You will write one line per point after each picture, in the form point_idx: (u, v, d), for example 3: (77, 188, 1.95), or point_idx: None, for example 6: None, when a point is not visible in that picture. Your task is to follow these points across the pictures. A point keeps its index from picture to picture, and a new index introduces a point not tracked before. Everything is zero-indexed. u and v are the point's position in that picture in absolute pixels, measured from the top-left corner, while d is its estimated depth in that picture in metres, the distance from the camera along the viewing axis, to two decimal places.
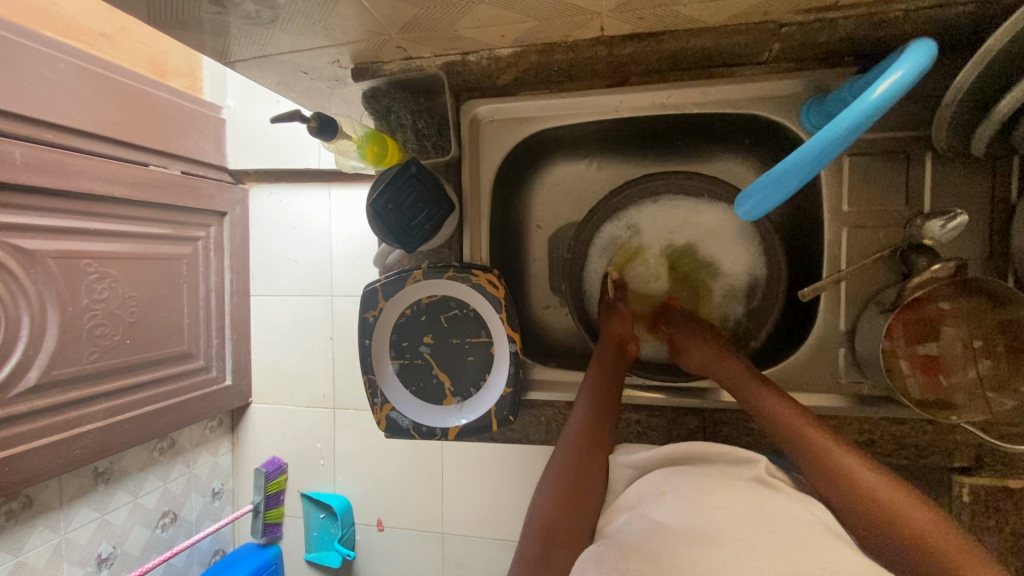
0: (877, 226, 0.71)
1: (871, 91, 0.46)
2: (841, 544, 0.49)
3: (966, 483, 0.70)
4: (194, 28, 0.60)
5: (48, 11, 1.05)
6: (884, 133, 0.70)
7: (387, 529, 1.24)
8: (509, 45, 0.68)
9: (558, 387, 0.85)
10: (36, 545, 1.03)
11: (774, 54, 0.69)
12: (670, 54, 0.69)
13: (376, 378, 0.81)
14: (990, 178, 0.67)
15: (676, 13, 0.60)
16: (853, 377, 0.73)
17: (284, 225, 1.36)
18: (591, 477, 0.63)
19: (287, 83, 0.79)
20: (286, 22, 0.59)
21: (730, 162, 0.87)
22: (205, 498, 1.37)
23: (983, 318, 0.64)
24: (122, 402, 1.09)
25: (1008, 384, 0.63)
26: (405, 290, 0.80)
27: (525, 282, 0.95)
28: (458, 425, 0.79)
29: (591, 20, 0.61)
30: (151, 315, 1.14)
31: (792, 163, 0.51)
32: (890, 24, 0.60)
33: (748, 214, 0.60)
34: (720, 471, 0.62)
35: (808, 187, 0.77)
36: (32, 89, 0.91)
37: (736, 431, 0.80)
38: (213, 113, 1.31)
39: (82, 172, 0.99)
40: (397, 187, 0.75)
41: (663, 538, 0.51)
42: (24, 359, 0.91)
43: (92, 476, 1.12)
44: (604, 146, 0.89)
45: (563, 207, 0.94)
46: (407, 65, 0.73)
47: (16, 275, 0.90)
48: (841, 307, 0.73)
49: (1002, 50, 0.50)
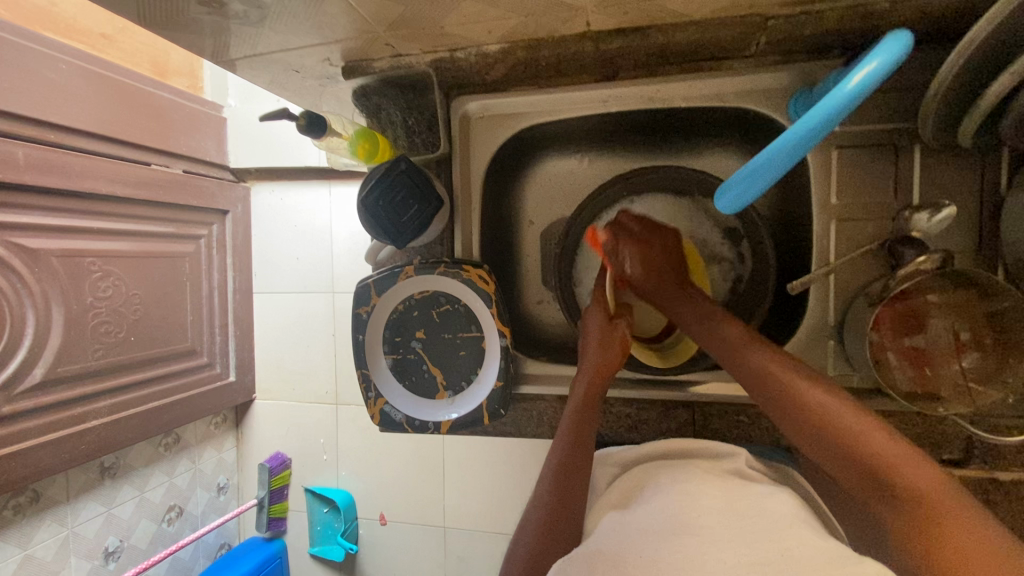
0: (866, 219, 0.71)
1: (845, 82, 0.46)
2: (817, 538, 0.50)
3: (956, 475, 0.71)
4: (185, 28, 0.61)
5: (47, 12, 1.07)
6: (874, 125, 0.70)
7: (389, 523, 1.26)
8: (496, 41, 0.69)
9: (549, 381, 0.86)
10: (44, 538, 1.05)
11: (762, 46, 0.69)
12: (658, 48, 0.69)
13: (369, 373, 0.82)
14: (978, 170, 0.67)
15: (661, 7, 0.60)
16: (842, 370, 0.73)
17: (284, 223, 1.37)
18: (574, 483, 0.66)
19: (280, 82, 0.80)
20: (274, 21, 0.60)
21: (723, 156, 0.86)
22: (210, 493, 1.39)
23: (972, 311, 0.64)
24: (126, 398, 1.11)
25: (996, 375, 0.63)
26: (398, 286, 0.81)
27: (517, 277, 0.95)
28: (449, 419, 0.80)
29: (577, 15, 0.61)
30: (155, 313, 1.16)
31: (781, 145, 0.50)
32: (877, 16, 0.60)
33: (728, 206, 0.61)
34: (701, 474, 0.63)
35: (798, 180, 0.77)
36: (33, 90, 0.93)
37: (726, 424, 0.81)
38: (213, 111, 1.33)
39: (83, 172, 1.00)
40: (387, 184, 0.76)
41: (642, 543, 0.51)
42: (30, 356, 0.93)
43: (98, 471, 1.14)
44: (596, 141, 0.89)
45: (556, 203, 0.94)
46: (397, 62, 0.74)
47: (21, 273, 0.92)
48: (830, 299, 0.73)
49: (986, 39, 0.50)
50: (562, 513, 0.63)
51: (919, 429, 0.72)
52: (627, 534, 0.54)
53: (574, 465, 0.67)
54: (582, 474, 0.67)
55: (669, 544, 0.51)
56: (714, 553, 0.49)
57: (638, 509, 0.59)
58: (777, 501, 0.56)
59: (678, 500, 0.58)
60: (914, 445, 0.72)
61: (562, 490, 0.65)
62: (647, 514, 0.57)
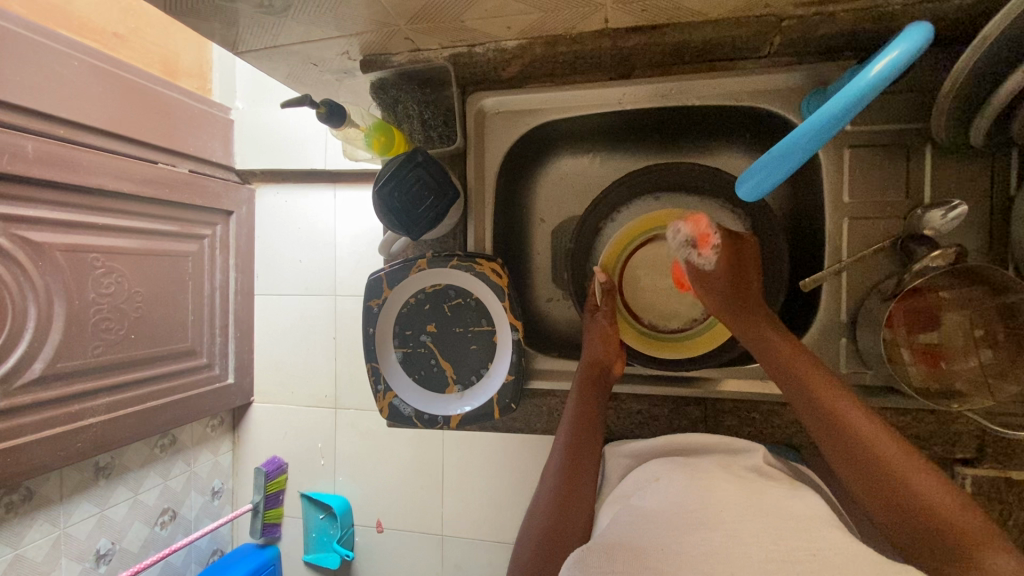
0: (878, 217, 0.72)
1: (868, 70, 0.47)
2: (838, 540, 0.49)
3: (968, 475, 0.70)
4: (205, 16, 0.62)
5: (63, 10, 1.08)
6: (886, 125, 0.71)
7: (386, 530, 1.24)
8: (515, 37, 0.70)
9: (562, 376, 0.84)
10: (36, 538, 1.03)
11: (776, 47, 0.71)
12: (673, 47, 0.71)
13: (378, 366, 0.81)
14: (989, 170, 0.68)
15: (678, 6, 0.61)
16: (855, 367, 0.73)
17: (288, 225, 1.38)
18: (582, 470, 0.69)
19: (297, 76, 0.81)
20: (298, 11, 0.61)
21: (733, 157, 0.87)
22: (205, 497, 1.37)
23: (983, 306, 0.64)
24: (123, 397, 1.09)
25: (1011, 372, 0.63)
26: (409, 279, 0.81)
27: (528, 274, 0.95)
28: (459, 414, 0.79)
29: (596, 12, 0.62)
30: (156, 311, 1.16)
31: (790, 145, 0.53)
32: (890, 18, 0.62)
33: (749, 194, 0.62)
34: (717, 469, 0.62)
35: (811, 179, 0.78)
36: (44, 85, 0.93)
37: (738, 421, 0.80)
38: (221, 113, 1.34)
39: (92, 167, 1.00)
40: (402, 176, 0.76)
41: (657, 539, 0.51)
42: (29, 351, 0.92)
43: (92, 470, 1.12)
44: (608, 140, 0.90)
45: (567, 202, 0.94)
46: (415, 57, 0.75)
47: (24, 267, 0.91)
48: (842, 298, 0.74)
49: (998, 41, 0.51)
50: (568, 511, 0.65)
51: (931, 427, 0.72)
52: (645, 530, 0.54)
53: (581, 451, 0.70)
54: (589, 473, 0.69)
55: (687, 537, 0.50)
56: (740, 549, 0.48)
57: (651, 504, 0.59)
58: (797, 501, 0.56)
59: (697, 494, 0.57)
60: (926, 444, 0.72)
61: (567, 487, 0.67)
62: (663, 510, 0.56)
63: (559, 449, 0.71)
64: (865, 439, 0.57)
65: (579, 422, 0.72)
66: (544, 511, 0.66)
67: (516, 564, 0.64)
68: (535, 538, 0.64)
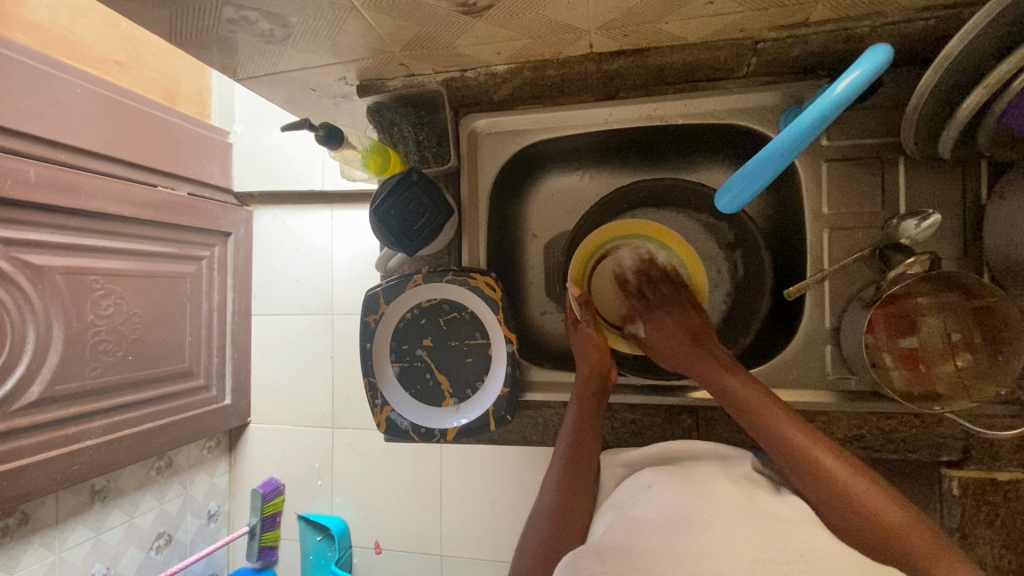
0: (857, 227, 0.75)
1: (832, 89, 0.51)
2: (823, 543, 0.50)
3: (955, 477, 0.72)
4: (208, 46, 0.65)
5: (66, 40, 1.11)
6: (861, 140, 0.74)
7: (385, 551, 1.23)
8: (504, 62, 0.73)
9: (558, 388, 0.86)
10: (31, 563, 1.02)
11: (752, 69, 0.74)
12: (655, 69, 0.74)
13: (375, 381, 0.83)
14: (960, 180, 0.72)
15: (659, 31, 0.65)
16: (841, 373, 0.75)
17: (286, 246, 1.40)
18: (580, 476, 0.70)
19: (296, 101, 0.85)
20: (297, 40, 0.64)
21: (718, 171, 0.90)
22: (200, 520, 1.36)
23: (962, 310, 0.66)
24: (120, 419, 1.10)
25: (989, 375, 0.66)
26: (405, 294, 0.83)
27: (523, 289, 0.97)
28: (456, 426, 0.80)
29: (580, 38, 0.66)
30: (154, 331, 1.17)
31: (767, 157, 0.56)
32: (859, 39, 0.65)
33: (728, 205, 0.66)
34: (707, 472, 0.64)
35: (792, 191, 0.81)
36: (49, 113, 0.96)
37: (729, 428, 0.80)
38: (219, 137, 1.36)
39: (93, 191, 1.03)
40: (397, 195, 0.79)
41: (644, 543, 0.53)
42: (28, 374, 0.92)
43: (89, 494, 1.12)
44: (597, 158, 0.94)
45: (559, 218, 0.97)
46: (409, 82, 0.78)
47: (25, 290, 0.92)
48: (826, 306, 0.76)
49: (955, 60, 0.55)
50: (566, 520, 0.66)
51: (917, 430, 0.72)
52: (635, 534, 0.55)
53: (581, 461, 0.71)
54: (587, 482, 0.70)
55: (676, 539, 0.52)
56: (727, 551, 0.49)
57: (643, 509, 0.60)
58: (786, 505, 0.57)
59: (687, 498, 0.59)
60: (913, 448, 0.72)
61: (566, 496, 0.68)
62: (655, 515, 0.57)
63: (558, 461, 0.72)
64: (812, 453, 0.60)
65: (576, 436, 0.73)
66: (544, 522, 0.67)
67: (519, 563, 0.66)
68: (534, 537, 0.66)
